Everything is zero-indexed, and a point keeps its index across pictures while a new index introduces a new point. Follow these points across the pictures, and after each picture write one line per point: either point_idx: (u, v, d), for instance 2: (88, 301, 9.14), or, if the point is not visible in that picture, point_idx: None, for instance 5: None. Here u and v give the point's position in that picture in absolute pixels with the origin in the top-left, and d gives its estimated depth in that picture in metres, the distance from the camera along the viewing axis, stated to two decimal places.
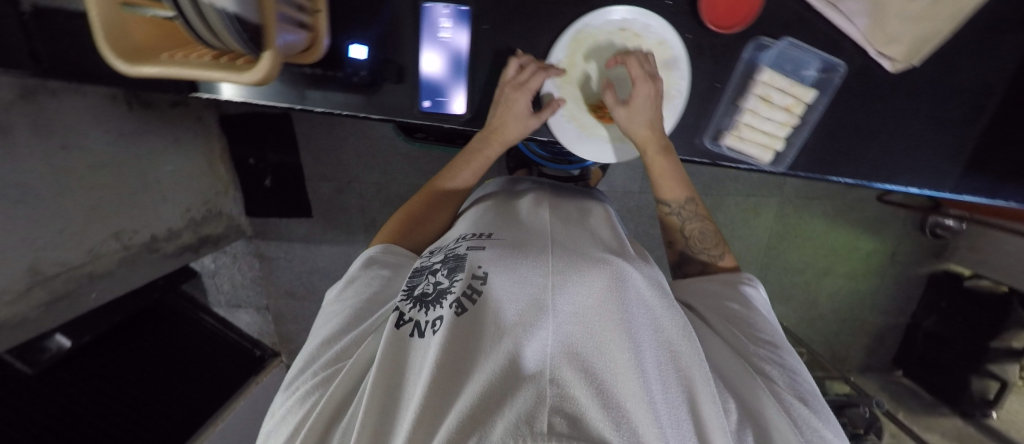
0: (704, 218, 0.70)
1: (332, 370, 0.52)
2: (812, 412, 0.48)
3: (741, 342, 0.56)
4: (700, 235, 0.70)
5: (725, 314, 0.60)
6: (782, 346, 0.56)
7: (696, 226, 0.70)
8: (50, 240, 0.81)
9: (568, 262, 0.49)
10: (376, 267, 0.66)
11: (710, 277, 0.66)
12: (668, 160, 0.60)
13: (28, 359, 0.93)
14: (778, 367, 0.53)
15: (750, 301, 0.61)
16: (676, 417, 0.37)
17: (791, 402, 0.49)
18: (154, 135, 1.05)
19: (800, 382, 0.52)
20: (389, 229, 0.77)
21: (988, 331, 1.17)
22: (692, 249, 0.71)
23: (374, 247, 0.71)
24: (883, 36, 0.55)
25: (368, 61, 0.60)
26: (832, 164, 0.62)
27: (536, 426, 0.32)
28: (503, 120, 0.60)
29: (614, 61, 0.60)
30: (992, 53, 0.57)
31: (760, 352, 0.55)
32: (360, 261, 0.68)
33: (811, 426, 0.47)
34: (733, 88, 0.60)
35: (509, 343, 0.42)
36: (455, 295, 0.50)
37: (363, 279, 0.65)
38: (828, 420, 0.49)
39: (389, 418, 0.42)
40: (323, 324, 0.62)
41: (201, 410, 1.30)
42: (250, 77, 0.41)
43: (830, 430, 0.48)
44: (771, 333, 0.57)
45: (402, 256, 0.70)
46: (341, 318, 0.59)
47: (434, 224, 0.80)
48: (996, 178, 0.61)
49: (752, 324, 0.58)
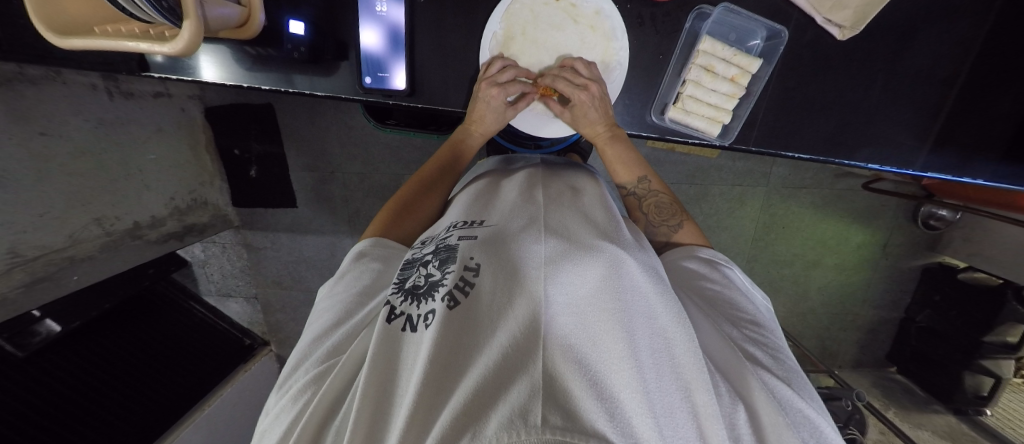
0: (660, 192, 0.67)
1: (327, 364, 0.42)
2: (795, 392, 0.42)
3: (724, 325, 0.49)
4: (658, 209, 0.66)
5: (704, 294, 0.53)
6: (770, 329, 0.50)
7: (654, 200, 0.67)
8: (31, 224, 0.79)
9: (562, 250, 0.42)
10: (366, 262, 0.55)
11: (689, 255, 0.59)
12: (616, 148, 0.66)
13: (18, 342, 0.88)
14: (762, 346, 0.47)
15: (727, 278, 0.55)
16: (667, 406, 0.31)
17: (779, 387, 0.42)
18: (134, 123, 1.02)
19: (788, 366, 0.46)
20: (383, 217, 0.64)
21: (981, 327, 1.14)
22: (653, 224, 0.66)
23: (365, 240, 0.59)
24: (830, 3, 0.60)
25: (308, 37, 0.63)
26: (783, 139, 0.69)
27: (530, 419, 0.25)
28: (481, 109, 0.65)
29: (552, 31, 0.65)
30: (916, 33, 0.64)
31: (743, 335, 0.48)
32: (349, 256, 0.57)
33: (794, 406, 0.41)
34: (677, 57, 0.66)
35: (499, 335, 0.34)
36: (447, 287, 0.41)
37: (352, 274, 0.54)
38: (815, 401, 0.44)
39: (385, 419, 0.33)
40: (312, 320, 0.51)
41: (191, 392, 1.28)
42: (170, 47, 0.42)
43: (821, 419, 0.42)
44: (749, 311, 0.51)
45: (395, 248, 0.58)
46: (330, 314, 0.48)
47: (432, 206, 0.67)
48: (960, 154, 0.67)
49: (732, 304, 0.52)
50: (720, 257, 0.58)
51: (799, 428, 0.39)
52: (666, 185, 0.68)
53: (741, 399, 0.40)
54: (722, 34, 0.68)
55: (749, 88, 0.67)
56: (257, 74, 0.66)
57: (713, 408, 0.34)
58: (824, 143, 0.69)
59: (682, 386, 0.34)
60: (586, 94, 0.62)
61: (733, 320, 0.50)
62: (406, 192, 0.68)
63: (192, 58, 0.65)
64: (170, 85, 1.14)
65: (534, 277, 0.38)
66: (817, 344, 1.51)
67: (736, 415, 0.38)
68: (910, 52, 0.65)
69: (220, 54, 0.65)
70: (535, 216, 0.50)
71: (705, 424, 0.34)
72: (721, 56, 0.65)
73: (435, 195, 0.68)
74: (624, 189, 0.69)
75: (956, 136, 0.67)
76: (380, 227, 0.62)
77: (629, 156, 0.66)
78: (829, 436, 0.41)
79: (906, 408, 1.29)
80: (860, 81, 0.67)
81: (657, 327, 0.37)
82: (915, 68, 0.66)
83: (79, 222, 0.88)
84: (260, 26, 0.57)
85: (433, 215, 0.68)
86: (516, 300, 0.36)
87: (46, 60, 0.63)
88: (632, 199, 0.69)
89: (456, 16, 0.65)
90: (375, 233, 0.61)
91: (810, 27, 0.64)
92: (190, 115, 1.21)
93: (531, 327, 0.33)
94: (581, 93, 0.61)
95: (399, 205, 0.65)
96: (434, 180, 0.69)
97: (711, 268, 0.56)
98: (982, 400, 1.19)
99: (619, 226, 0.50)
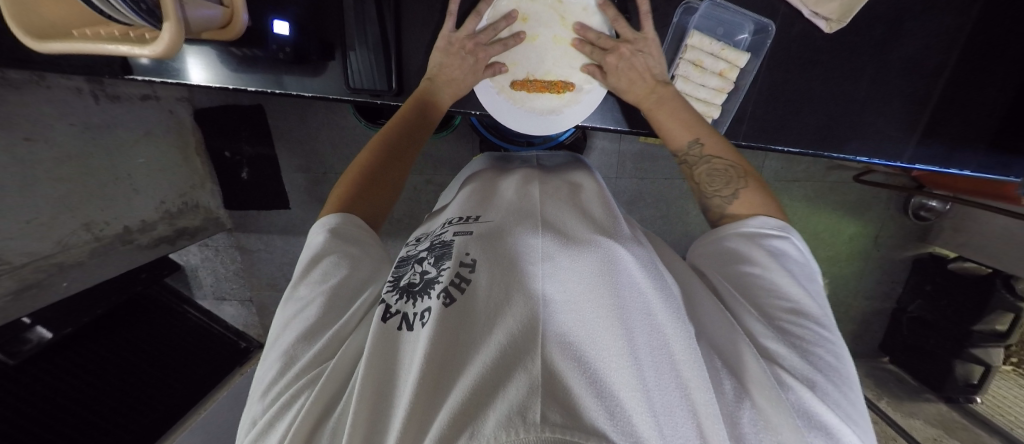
0: (715, 158, 0.60)
1: (312, 375, 0.40)
2: (815, 395, 0.38)
3: (748, 316, 0.46)
4: (711, 179, 0.60)
5: (734, 279, 0.50)
6: (822, 321, 0.45)
7: (706, 169, 0.60)
8: (18, 230, 0.77)
9: (560, 247, 0.41)
10: (341, 243, 0.52)
11: (724, 232, 0.55)
12: (663, 112, 0.63)
13: (8, 350, 0.86)
14: (794, 339, 0.43)
15: (772, 256, 0.49)
16: (668, 404, 0.30)
17: (794, 387, 0.39)
18: (120, 127, 1.00)
19: (823, 359, 0.42)
20: (342, 193, 0.59)
21: (973, 314, 1.17)
22: (704, 195, 0.61)
23: (328, 218, 0.55)
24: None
25: (293, 38, 0.62)
26: (772, 133, 0.69)
27: (529, 416, 0.24)
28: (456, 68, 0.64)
29: (541, 26, 0.66)
30: (899, 27, 0.65)
31: (772, 326, 0.44)
32: (315, 241, 0.53)
33: (812, 410, 0.37)
34: (665, 52, 0.67)
35: (497, 332, 0.33)
36: (443, 284, 0.41)
37: (322, 263, 0.50)
38: (847, 406, 0.39)
39: (383, 418, 0.33)
40: (285, 314, 0.48)
41: (182, 401, 1.24)
42: (152, 49, 0.42)
43: (846, 426, 0.37)
44: (793, 297, 0.46)
45: (362, 230, 0.55)
46: (309, 310, 0.46)
47: (394, 182, 0.62)
48: (946, 145, 0.69)
49: (769, 290, 0.47)
50: (772, 226, 0.52)
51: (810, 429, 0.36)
52: (728, 149, 0.60)
53: (747, 390, 0.38)
54: (710, 28, 0.67)
55: (737, 82, 0.67)
56: (243, 76, 0.65)
57: (714, 408, 0.33)
58: (814, 135, 0.70)
59: (682, 384, 0.33)
60: (615, 57, 0.64)
61: (764, 310, 0.46)
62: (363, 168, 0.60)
63: (178, 60, 0.64)
64: (157, 87, 1.12)
65: (532, 274, 0.37)
66: None
67: (740, 414, 0.36)
68: (897, 44, 0.66)
69: (206, 56, 0.64)
70: (532, 211, 0.49)
71: (706, 424, 0.32)
72: (710, 51, 0.66)
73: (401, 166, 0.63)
74: (679, 155, 0.64)
75: (943, 127, 0.69)
76: (345, 200, 0.58)
77: (680, 117, 0.62)
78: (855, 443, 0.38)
79: (899, 397, 1.31)
80: (849, 74, 0.67)
81: (656, 324, 0.36)
82: (901, 60, 0.66)
83: (68, 227, 0.87)
84: (243, 26, 0.57)
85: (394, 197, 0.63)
86: (514, 296, 0.35)
87: (26, 64, 0.62)
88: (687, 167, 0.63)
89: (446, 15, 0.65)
90: (337, 208, 0.57)
91: (799, 21, 0.64)
92: (179, 117, 1.19)
93: (531, 324, 0.32)
94: (609, 55, 0.64)
95: (360, 180, 0.59)
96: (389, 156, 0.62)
97: (753, 245, 0.51)
98: (973, 388, 1.22)
99: (617, 221, 0.50)
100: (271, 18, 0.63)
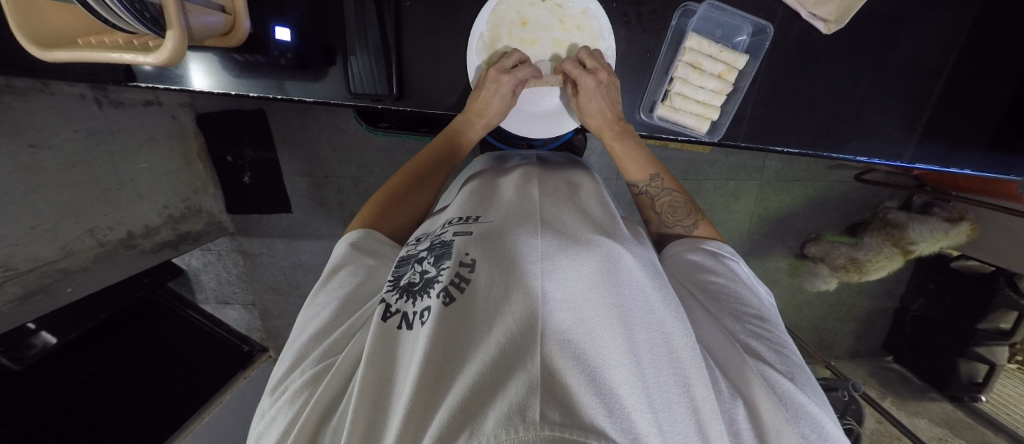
0: (673, 191, 0.65)
1: (324, 365, 0.41)
2: (798, 388, 0.40)
3: (726, 319, 0.47)
4: (672, 209, 0.63)
5: (707, 288, 0.51)
6: (778, 325, 0.47)
7: (667, 200, 0.64)
8: (23, 236, 0.77)
9: (559, 246, 0.41)
10: (360, 255, 0.54)
11: (692, 246, 0.56)
12: (625, 143, 0.66)
13: (13, 355, 0.87)
14: (766, 341, 0.45)
15: (732, 272, 0.52)
16: (668, 402, 0.30)
17: (781, 383, 0.40)
18: (124, 133, 1.01)
19: (792, 359, 0.44)
20: (370, 208, 0.63)
21: (976, 313, 1.17)
22: (666, 223, 0.63)
23: (356, 232, 0.58)
24: None
25: (294, 43, 0.64)
26: (773, 133, 0.69)
27: (529, 415, 0.24)
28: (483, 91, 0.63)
29: (543, 30, 0.66)
30: (898, 27, 0.65)
31: (747, 329, 0.46)
32: (341, 248, 0.56)
33: (798, 402, 0.39)
34: (664, 54, 0.67)
35: (497, 332, 0.33)
36: (442, 283, 0.41)
37: (348, 268, 0.52)
38: (819, 396, 0.41)
39: (383, 417, 0.33)
40: (304, 319, 0.49)
41: (189, 402, 1.25)
42: (155, 57, 0.42)
43: (826, 416, 0.40)
44: (754, 305, 0.49)
45: (384, 246, 0.57)
46: (327, 312, 0.47)
47: (422, 200, 0.66)
48: (947, 144, 0.69)
49: (736, 298, 0.49)
50: (725, 250, 0.55)
51: (801, 424, 0.37)
52: (679, 184, 0.66)
53: (741, 395, 0.39)
54: (708, 30, 0.68)
55: (736, 83, 0.68)
56: (244, 81, 0.66)
57: (713, 404, 0.33)
58: (814, 135, 0.70)
59: (681, 381, 0.33)
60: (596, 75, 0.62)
61: (737, 315, 0.48)
62: (395, 185, 0.66)
63: (180, 66, 0.64)
64: (159, 93, 1.13)
65: (531, 272, 0.37)
66: (813, 334, 1.53)
67: (736, 412, 0.37)
68: (897, 43, 0.66)
69: (208, 62, 0.64)
70: (532, 211, 0.50)
71: (706, 420, 0.32)
72: (708, 53, 0.66)
73: (426, 190, 0.66)
74: (636, 188, 0.67)
75: (944, 126, 0.69)
76: (366, 219, 0.61)
77: (639, 153, 0.65)
78: (835, 433, 0.39)
79: (903, 397, 1.31)
80: (848, 74, 0.67)
81: (655, 321, 0.36)
82: (900, 60, 0.66)
83: (72, 233, 0.87)
84: (243, 34, 0.57)
85: (421, 210, 0.67)
86: (513, 295, 0.35)
87: (31, 72, 0.63)
88: (645, 199, 0.67)
89: (445, 19, 0.65)
90: (363, 225, 0.60)
91: (797, 22, 0.65)
92: (181, 123, 1.20)
93: (530, 323, 0.32)
94: (590, 77, 0.61)
95: (388, 198, 0.64)
96: (420, 178, 0.66)
97: (715, 261, 0.54)
98: (977, 386, 1.22)
99: (617, 221, 0.50)
100: (271, 24, 0.63)
